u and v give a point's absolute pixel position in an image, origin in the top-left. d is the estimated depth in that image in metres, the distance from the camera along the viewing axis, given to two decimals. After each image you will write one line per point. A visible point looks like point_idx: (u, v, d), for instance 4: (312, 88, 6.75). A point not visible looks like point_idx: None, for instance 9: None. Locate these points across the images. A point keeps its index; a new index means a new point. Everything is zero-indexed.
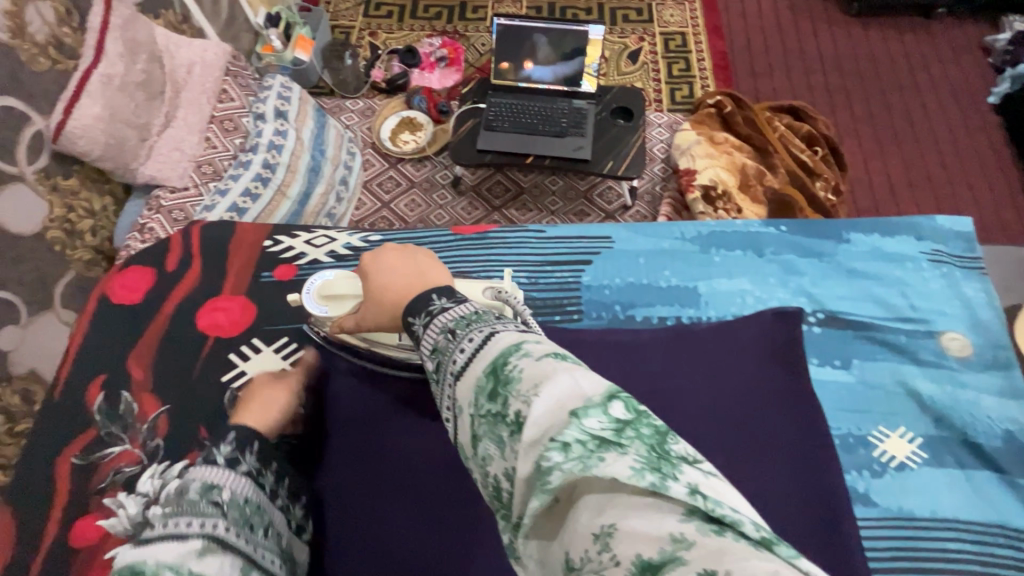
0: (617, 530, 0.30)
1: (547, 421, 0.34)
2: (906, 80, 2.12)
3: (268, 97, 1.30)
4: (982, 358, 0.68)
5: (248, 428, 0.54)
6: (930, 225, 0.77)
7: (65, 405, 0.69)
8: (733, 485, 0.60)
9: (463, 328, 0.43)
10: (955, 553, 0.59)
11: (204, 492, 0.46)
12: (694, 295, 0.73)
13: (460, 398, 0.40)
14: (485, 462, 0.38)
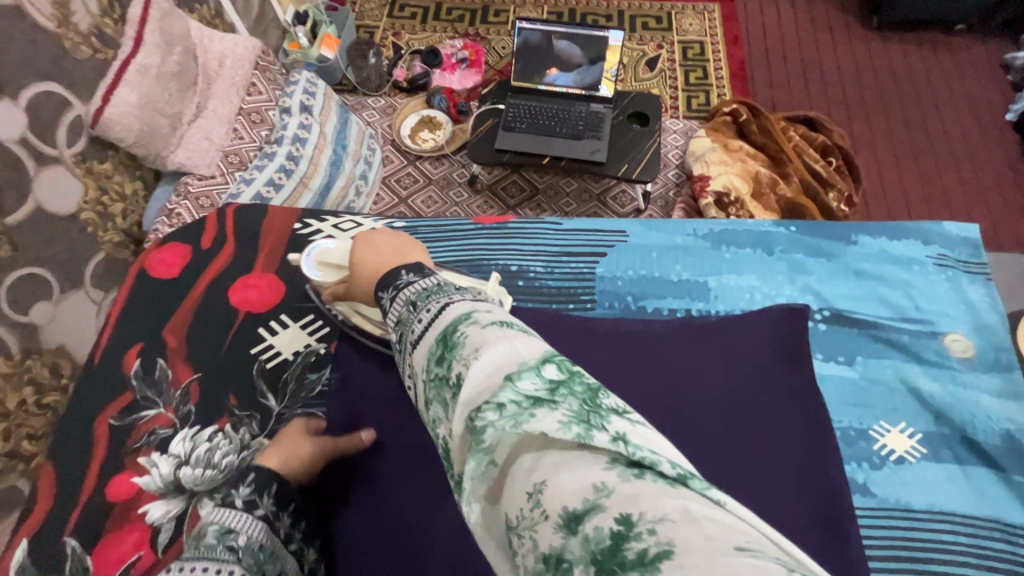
0: (546, 486, 0.31)
1: (479, 383, 0.37)
2: (922, 95, 2.13)
3: (294, 92, 1.36)
4: (984, 359, 0.70)
5: (266, 470, 0.57)
6: (938, 231, 0.79)
7: (99, 372, 0.73)
8: (735, 463, 0.62)
9: (423, 300, 0.48)
10: (950, 545, 0.61)
11: (220, 537, 0.50)
12: (703, 289, 0.76)
13: (415, 365, 0.45)
14: (436, 424, 0.41)
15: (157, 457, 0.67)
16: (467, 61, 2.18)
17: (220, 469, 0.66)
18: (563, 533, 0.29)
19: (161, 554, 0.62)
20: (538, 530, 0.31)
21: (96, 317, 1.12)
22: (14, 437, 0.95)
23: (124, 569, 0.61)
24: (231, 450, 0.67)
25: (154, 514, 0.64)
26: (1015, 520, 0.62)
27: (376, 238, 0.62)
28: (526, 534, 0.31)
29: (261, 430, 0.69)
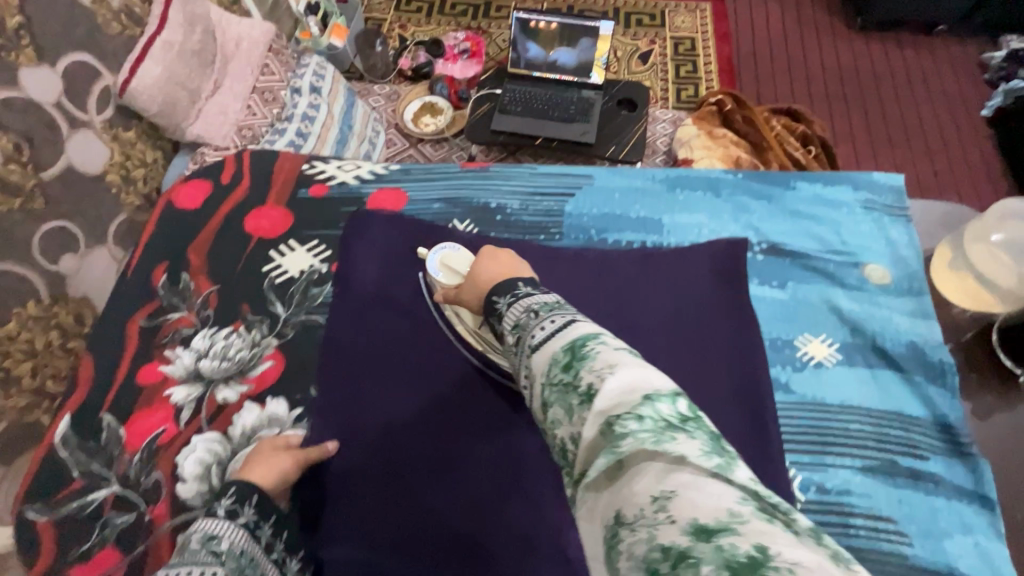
0: (676, 496, 0.34)
1: (618, 396, 0.41)
2: (902, 92, 2.23)
3: (305, 74, 1.50)
4: (899, 285, 0.81)
5: (249, 483, 0.62)
6: (869, 180, 0.90)
7: (124, 295, 0.84)
8: (677, 370, 0.75)
9: (546, 312, 0.53)
10: (855, 431, 0.71)
11: (205, 543, 0.54)
12: (658, 224, 0.87)
13: (535, 369, 0.48)
14: (554, 425, 0.44)
15: (180, 350, 0.78)
16: (468, 52, 2.31)
17: (234, 361, 0.78)
18: (691, 537, 0.32)
19: (183, 427, 0.73)
20: (661, 529, 0.33)
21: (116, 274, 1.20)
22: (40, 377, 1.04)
23: (151, 438, 0.73)
24: (244, 346, 0.79)
25: (177, 395, 0.75)
26: (912, 412, 0.72)
27: (499, 255, 0.70)
28: (643, 530, 0.34)
29: (270, 331, 0.80)
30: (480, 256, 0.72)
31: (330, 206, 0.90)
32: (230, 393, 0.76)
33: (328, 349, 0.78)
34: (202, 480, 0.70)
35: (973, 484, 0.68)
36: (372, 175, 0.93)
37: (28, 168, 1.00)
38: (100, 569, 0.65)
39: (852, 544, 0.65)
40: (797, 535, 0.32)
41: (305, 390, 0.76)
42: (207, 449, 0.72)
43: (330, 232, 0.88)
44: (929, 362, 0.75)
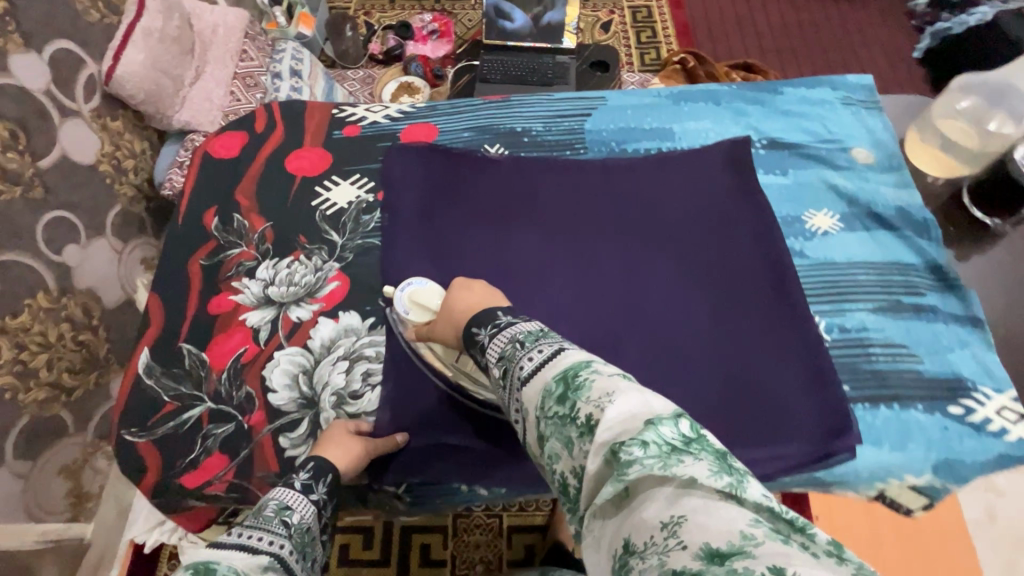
0: (686, 522, 0.38)
1: (619, 424, 0.44)
2: (842, 43, 2.42)
3: (283, 57, 1.43)
4: (882, 163, 0.92)
5: (328, 462, 0.65)
6: (843, 82, 1.02)
7: (168, 260, 0.85)
8: (705, 253, 0.85)
9: (531, 342, 0.56)
10: (863, 280, 0.82)
11: (278, 511, 0.57)
12: (670, 132, 0.97)
13: (527, 402, 0.52)
14: (553, 458, 0.48)
15: (247, 281, 0.83)
16: (437, 33, 2.38)
17: (301, 285, 0.82)
18: (704, 561, 0.36)
19: (264, 345, 0.77)
20: (672, 555, 0.37)
21: (119, 265, 1.21)
22: (57, 368, 1.06)
23: (235, 358, 0.77)
24: (307, 272, 0.83)
25: (253, 319, 0.79)
26: (907, 259, 0.84)
27: (473, 285, 0.72)
28: (654, 557, 0.38)
29: (330, 256, 0.85)
30: (453, 288, 0.73)
31: (366, 142, 0.95)
32: (303, 311, 0.80)
33: (388, 268, 0.83)
34: (292, 388, 0.75)
35: (966, 310, 0.80)
36: (400, 114, 0.99)
37: (26, 157, 0.97)
38: (211, 474, 0.69)
39: (875, 368, 0.76)
40: (809, 556, 0.36)
41: (374, 302, 0.82)
42: (291, 361, 0.76)
43: (371, 166, 0.93)
44: (915, 220, 0.87)
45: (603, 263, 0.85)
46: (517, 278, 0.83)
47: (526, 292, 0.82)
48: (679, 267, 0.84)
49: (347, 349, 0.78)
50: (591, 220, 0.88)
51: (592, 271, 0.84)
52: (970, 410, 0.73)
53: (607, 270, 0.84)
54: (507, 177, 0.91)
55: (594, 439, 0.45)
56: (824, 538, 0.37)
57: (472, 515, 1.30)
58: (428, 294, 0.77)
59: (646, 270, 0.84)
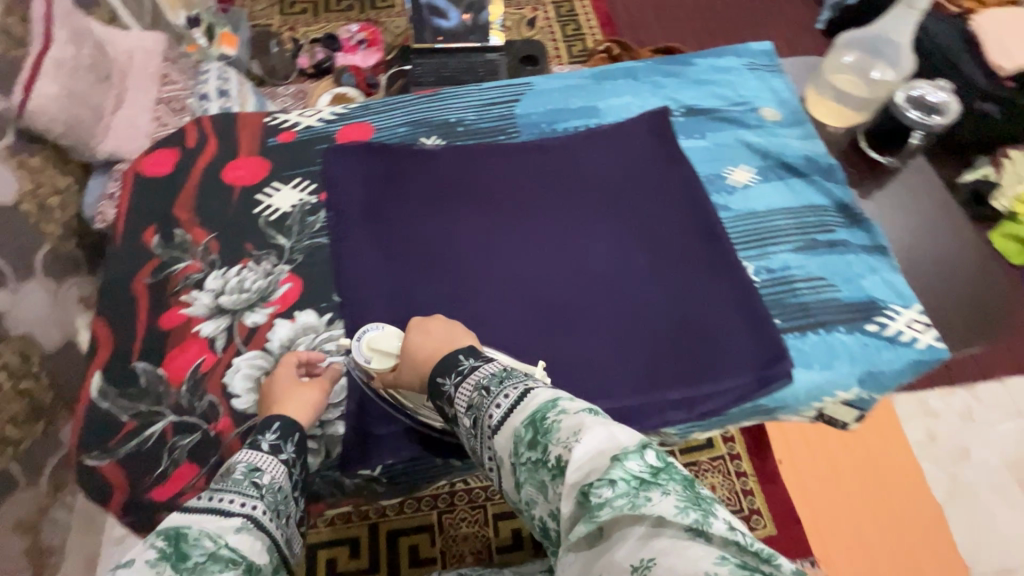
0: (656, 563, 0.42)
1: (587, 465, 0.49)
2: (751, 21, 2.58)
3: (208, 80, 1.41)
4: (788, 119, 1.01)
5: (294, 421, 0.67)
6: (747, 49, 1.11)
7: (112, 287, 0.83)
8: (641, 216, 0.91)
9: (496, 386, 0.60)
10: (782, 224, 0.91)
11: (248, 473, 0.58)
12: (596, 110, 1.02)
13: (500, 451, 0.57)
14: (531, 505, 0.54)
15: (196, 293, 0.82)
16: (366, 42, 2.38)
17: (253, 291, 0.83)
18: None
19: (222, 353, 0.78)
20: None
21: (54, 305, 1.15)
22: None
23: (193, 369, 0.77)
24: (258, 277, 0.84)
25: (207, 330, 0.79)
26: (817, 202, 0.93)
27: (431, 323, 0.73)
28: None
29: (279, 259, 0.86)
30: (412, 329, 0.73)
31: (303, 146, 0.96)
32: (258, 316, 0.81)
33: (340, 266, 0.85)
34: (256, 391, 0.76)
35: (872, 240, 0.89)
36: (334, 116, 1.00)
37: None
38: (182, 484, 0.70)
39: (801, 300, 0.84)
40: None
41: (329, 298, 0.83)
42: (252, 365, 0.77)
43: (311, 169, 0.94)
44: (821, 165, 0.96)
45: (547, 233, 0.89)
46: (468, 258, 0.86)
47: (477, 270, 0.85)
48: (618, 229, 0.90)
49: (309, 346, 0.79)
50: (531, 197, 0.92)
51: (538, 242, 0.88)
52: (883, 325, 0.82)
53: (552, 241, 0.88)
54: (447, 165, 0.94)
55: (566, 482, 0.49)
56: (787, 567, 0.41)
57: (457, 509, 1.31)
58: (387, 339, 0.76)
59: (587, 236, 0.89)
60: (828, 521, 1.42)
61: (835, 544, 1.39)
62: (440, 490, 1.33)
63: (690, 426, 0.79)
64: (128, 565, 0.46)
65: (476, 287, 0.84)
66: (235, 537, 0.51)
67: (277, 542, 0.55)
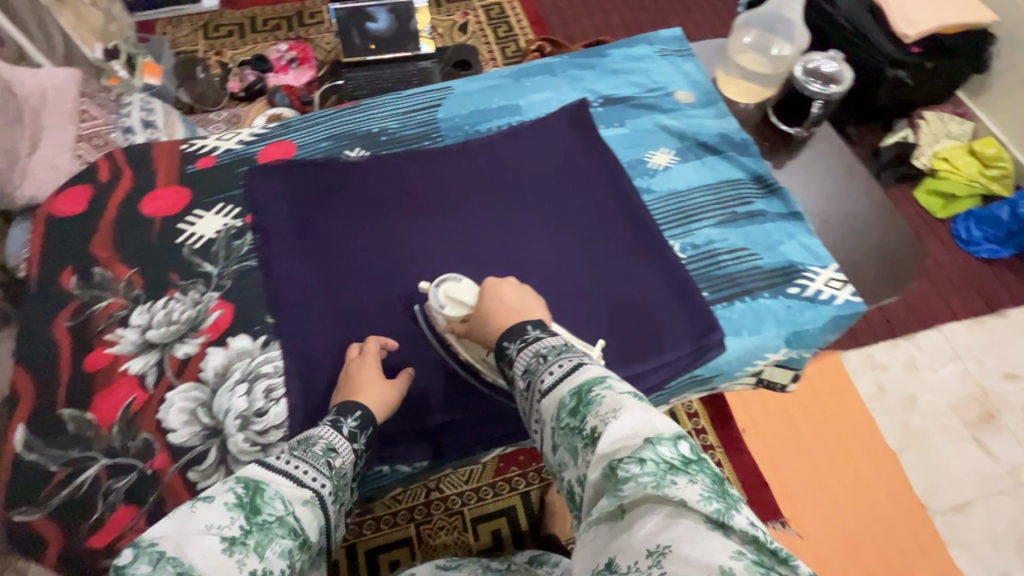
0: (670, 552, 0.43)
1: (618, 441, 0.52)
2: (676, 8, 2.65)
3: (131, 111, 1.35)
4: (701, 100, 1.05)
5: (372, 414, 0.71)
6: (657, 37, 1.14)
7: (33, 333, 0.80)
8: (569, 206, 0.93)
9: (554, 356, 0.65)
10: (703, 200, 0.94)
11: (325, 452, 0.64)
12: (517, 108, 1.04)
13: (544, 415, 0.62)
14: (562, 467, 0.58)
15: (121, 331, 0.80)
16: (296, 61, 2.36)
17: (182, 322, 0.81)
18: None
19: (153, 389, 0.76)
20: None
21: None
22: None
23: (124, 409, 0.74)
24: (186, 307, 0.82)
25: (136, 367, 0.77)
26: (735, 176, 0.97)
27: (503, 291, 0.77)
28: None
29: (208, 287, 0.84)
30: (490, 290, 0.77)
31: (224, 170, 0.94)
32: (189, 347, 0.79)
33: (272, 288, 0.84)
34: (192, 423, 0.74)
35: (788, 208, 0.93)
36: (253, 137, 0.99)
37: None
38: (122, 527, 0.68)
39: (725, 271, 0.88)
40: None
41: (263, 320, 0.82)
42: (186, 398, 0.75)
43: (234, 193, 0.92)
44: (735, 141, 1.00)
45: (481, 234, 0.91)
46: (405, 266, 0.88)
47: (415, 277, 0.87)
48: (550, 223, 0.92)
49: (244, 372, 0.78)
50: (460, 199, 0.94)
51: (472, 243, 0.90)
52: (804, 287, 0.86)
53: (486, 240, 0.90)
54: (376, 176, 0.95)
55: (597, 450, 0.52)
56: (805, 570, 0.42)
57: (435, 518, 1.31)
58: (465, 289, 0.79)
59: (520, 232, 0.91)
60: (794, 484, 1.47)
61: (803, 503, 1.45)
62: (416, 502, 1.33)
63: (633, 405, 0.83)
64: (209, 500, 0.52)
65: (414, 294, 0.86)
66: (301, 508, 0.57)
67: (329, 524, 0.61)
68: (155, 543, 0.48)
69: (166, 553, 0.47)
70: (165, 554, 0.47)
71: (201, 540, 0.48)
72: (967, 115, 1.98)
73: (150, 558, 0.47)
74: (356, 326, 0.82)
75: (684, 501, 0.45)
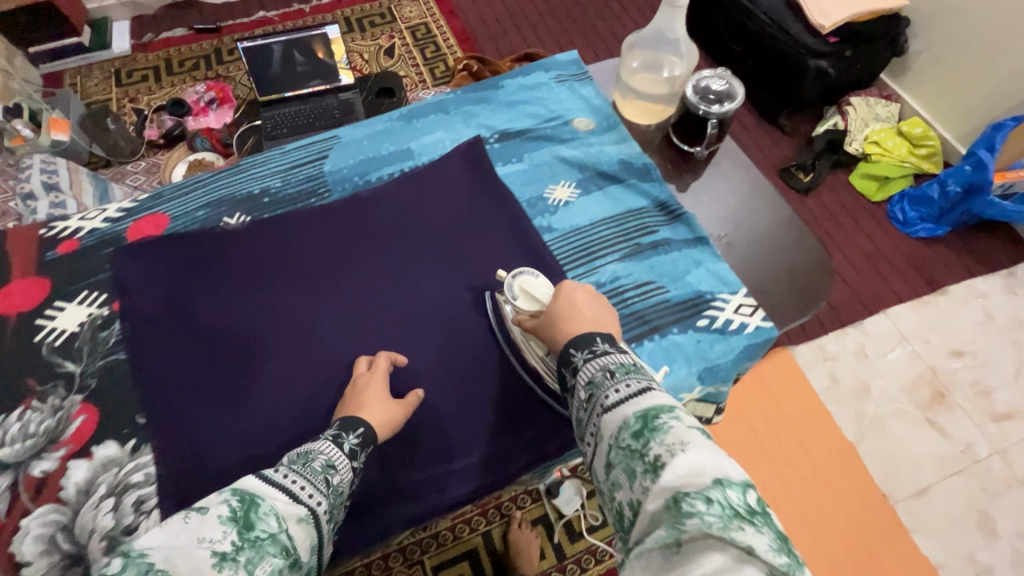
0: None
1: (682, 473, 0.46)
2: (608, 14, 2.60)
3: (31, 174, 1.27)
4: (601, 126, 1.02)
5: (374, 433, 0.68)
6: (554, 62, 1.11)
7: None
8: (468, 253, 0.89)
9: (621, 373, 0.58)
10: (607, 234, 0.91)
11: (325, 468, 0.60)
12: (409, 152, 0.99)
13: (603, 429, 0.55)
14: (614, 487, 0.52)
15: None
16: (216, 100, 2.06)
17: (39, 435, 0.73)
18: None
19: (4, 519, 0.68)
20: None
21: None
22: None
23: None
24: (44, 417, 0.74)
25: None
26: (638, 205, 0.93)
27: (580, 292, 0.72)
28: None
29: (69, 390, 0.76)
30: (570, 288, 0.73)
31: (87, 254, 0.87)
32: (47, 463, 0.71)
33: (142, 382, 0.77)
34: (50, 552, 0.66)
35: (693, 233, 0.90)
36: (121, 212, 0.91)
37: None
38: None
39: (632, 309, 0.83)
40: None
41: (132, 422, 0.74)
42: (44, 523, 0.68)
43: (99, 278, 0.85)
44: (637, 167, 0.97)
45: (374, 295, 0.86)
46: (293, 338, 0.82)
47: (303, 349, 0.81)
48: (447, 274, 0.87)
49: (111, 485, 0.70)
50: (353, 257, 0.88)
51: (366, 306, 0.85)
52: (713, 318, 0.83)
53: (379, 300, 0.85)
54: (259, 242, 0.89)
55: (661, 480, 0.47)
56: None
57: (393, 571, 1.22)
58: (541, 287, 0.78)
59: (416, 288, 0.86)
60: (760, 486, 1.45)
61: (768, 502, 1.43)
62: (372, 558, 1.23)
63: (544, 466, 0.82)
64: (202, 511, 0.49)
65: (303, 369, 0.80)
66: (296, 526, 0.53)
67: (318, 546, 0.56)
68: (145, 554, 0.45)
69: (155, 565, 0.45)
70: (153, 566, 0.45)
71: (192, 553, 0.46)
72: (891, 97, 1.99)
73: (138, 568, 0.44)
74: (240, 412, 0.76)
75: (753, 549, 0.40)
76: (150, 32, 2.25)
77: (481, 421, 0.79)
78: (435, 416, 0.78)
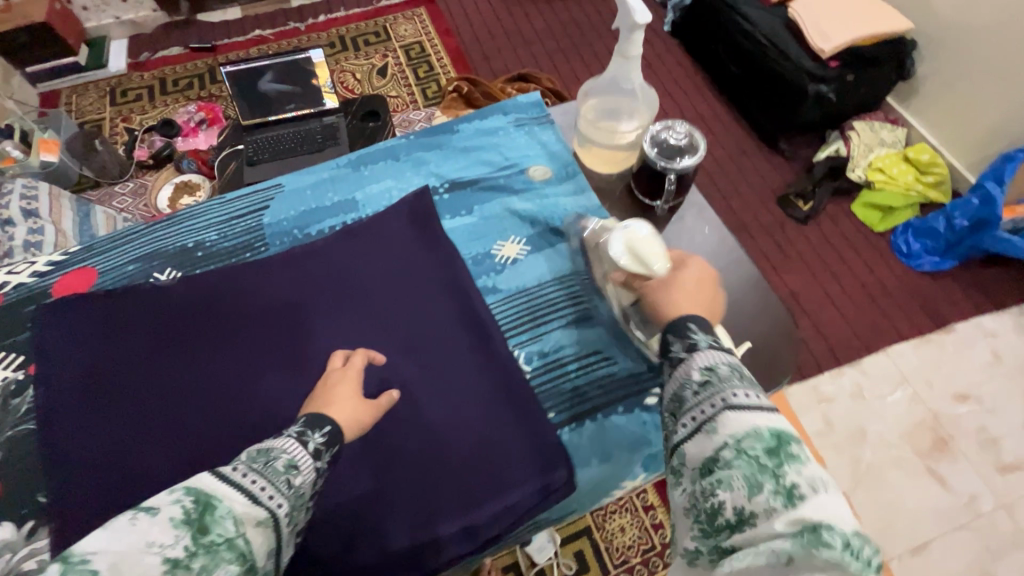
0: None
1: (821, 511, 0.42)
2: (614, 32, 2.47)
3: (9, 201, 1.18)
4: (558, 175, 0.96)
5: (341, 436, 0.62)
6: (514, 104, 1.06)
7: None
8: (404, 312, 0.83)
9: (745, 381, 0.54)
10: (553, 297, 0.86)
11: (286, 468, 0.54)
12: (353, 203, 0.95)
13: (719, 422, 0.51)
14: (721, 484, 0.47)
15: None
16: (207, 121, 1.98)
17: None
18: None
19: None
20: None
21: None
22: None
23: None
24: None
25: None
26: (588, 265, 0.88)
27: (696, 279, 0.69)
28: None
29: None
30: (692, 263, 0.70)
31: (9, 310, 0.85)
32: None
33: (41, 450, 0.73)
34: None
35: None
36: (50, 265, 0.89)
37: None
38: None
39: (573, 385, 0.80)
40: None
41: (33, 500, 0.71)
42: None
43: (18, 339, 0.83)
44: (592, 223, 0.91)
45: (299, 359, 0.79)
46: (203, 401, 0.76)
47: (212, 414, 0.75)
48: (377, 334, 0.81)
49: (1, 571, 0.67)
50: (280, 311, 0.83)
51: (286, 369, 0.78)
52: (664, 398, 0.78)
53: (302, 361, 0.79)
54: (182, 295, 0.84)
55: (797, 509, 0.42)
56: None
57: None
58: (651, 245, 0.72)
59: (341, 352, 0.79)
60: None
61: None
62: None
63: (473, 557, 0.73)
64: (153, 513, 0.44)
65: (206, 435, 0.73)
66: (255, 529, 0.47)
67: (278, 549, 0.50)
68: (87, 560, 0.40)
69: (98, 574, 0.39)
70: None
71: (140, 561, 0.41)
72: (898, 122, 1.88)
73: None
74: (135, 482, 0.70)
75: None
76: (145, 52, 2.19)
77: (397, 500, 0.71)
78: (345, 495, 0.71)
